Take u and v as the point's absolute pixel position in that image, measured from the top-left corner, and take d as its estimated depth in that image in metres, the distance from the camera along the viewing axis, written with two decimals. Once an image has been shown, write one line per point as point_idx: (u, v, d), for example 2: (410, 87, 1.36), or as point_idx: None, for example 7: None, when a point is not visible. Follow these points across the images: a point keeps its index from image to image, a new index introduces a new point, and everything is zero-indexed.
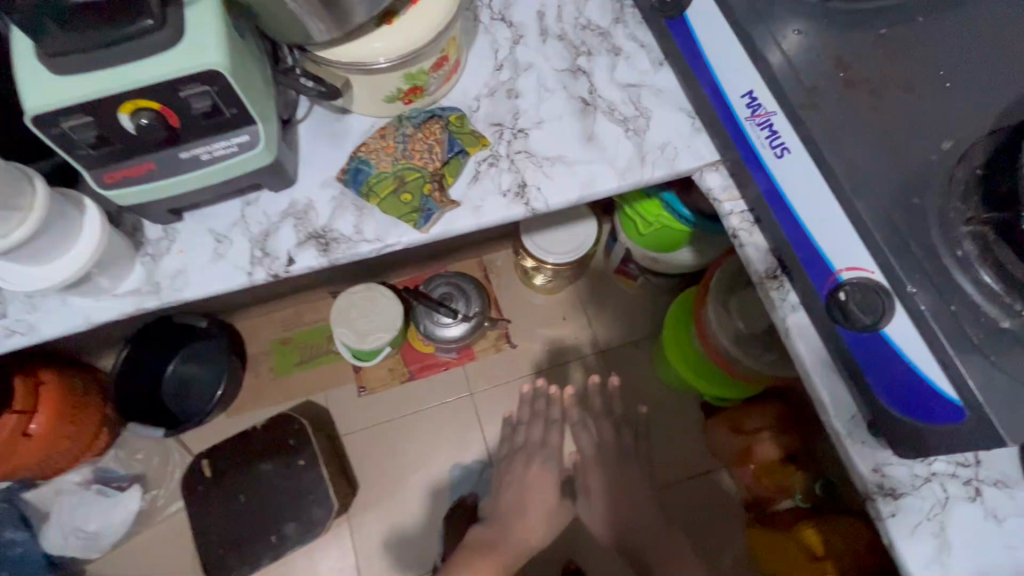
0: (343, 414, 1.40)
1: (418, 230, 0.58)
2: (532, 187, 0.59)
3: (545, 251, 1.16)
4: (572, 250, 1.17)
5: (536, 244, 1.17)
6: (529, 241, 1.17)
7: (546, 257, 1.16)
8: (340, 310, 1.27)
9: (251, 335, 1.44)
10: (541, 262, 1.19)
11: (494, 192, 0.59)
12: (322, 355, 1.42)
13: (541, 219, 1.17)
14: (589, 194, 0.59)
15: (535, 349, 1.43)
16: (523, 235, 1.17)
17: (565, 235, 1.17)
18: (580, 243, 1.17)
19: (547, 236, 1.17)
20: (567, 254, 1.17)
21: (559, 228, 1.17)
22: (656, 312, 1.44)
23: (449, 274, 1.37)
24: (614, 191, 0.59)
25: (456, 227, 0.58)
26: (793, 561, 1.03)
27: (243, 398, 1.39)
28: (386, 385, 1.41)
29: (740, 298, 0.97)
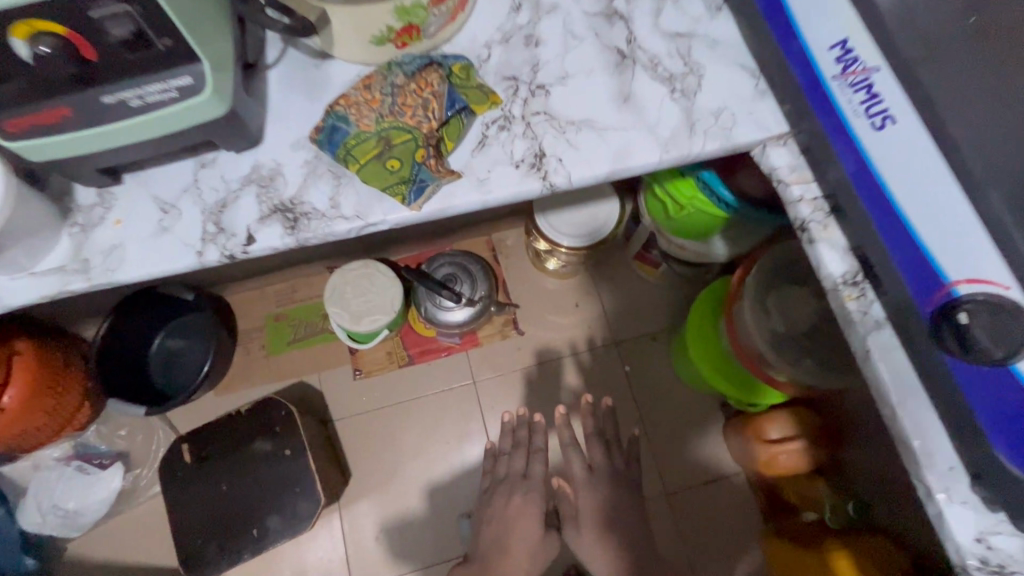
0: (339, 397, 1.32)
1: (406, 207, 0.47)
2: (552, 158, 0.47)
3: (559, 234, 1.06)
4: (590, 234, 1.05)
5: (549, 224, 1.06)
6: (542, 221, 1.06)
7: (560, 239, 1.05)
8: (334, 288, 1.17)
9: (243, 308, 1.35)
10: (554, 246, 1.08)
11: (505, 164, 0.48)
12: (317, 334, 1.34)
13: (557, 197, 1.05)
14: (623, 167, 0.47)
15: (544, 337, 1.33)
16: (536, 213, 1.06)
17: (582, 216, 1.06)
18: (600, 226, 1.05)
19: (563, 217, 1.06)
20: (584, 238, 1.05)
21: (577, 208, 1.06)
22: (676, 303, 1.33)
23: (454, 253, 1.26)
24: (653, 166, 0.48)
25: (456, 204, 0.47)
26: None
27: (232, 375, 1.32)
28: (383, 368, 1.32)
29: (780, 295, 0.87)
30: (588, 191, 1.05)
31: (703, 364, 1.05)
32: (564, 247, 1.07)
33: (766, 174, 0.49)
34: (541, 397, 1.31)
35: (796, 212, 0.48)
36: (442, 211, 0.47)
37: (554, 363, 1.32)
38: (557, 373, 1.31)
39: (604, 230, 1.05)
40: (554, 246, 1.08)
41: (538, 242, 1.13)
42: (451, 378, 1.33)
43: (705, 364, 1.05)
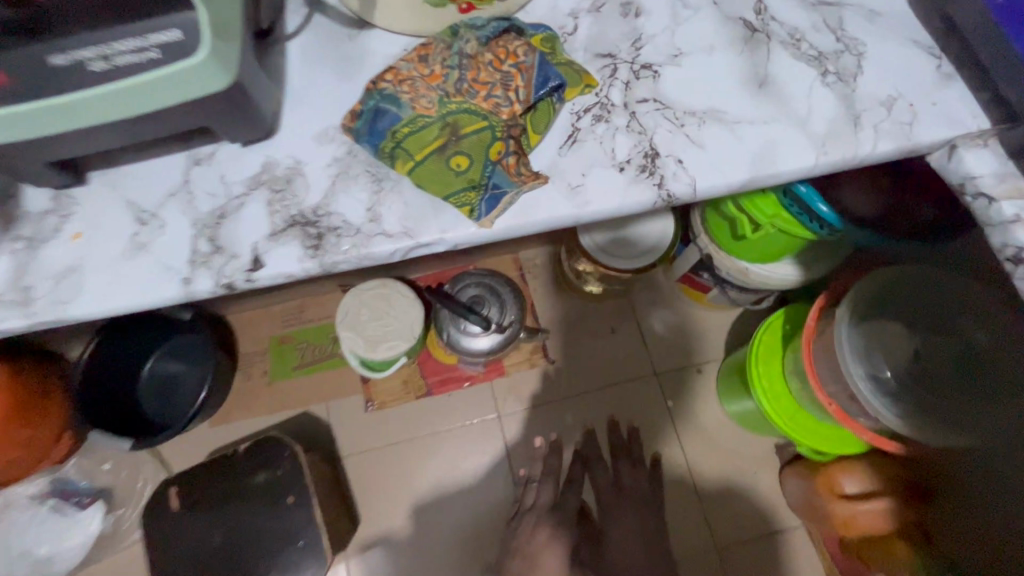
0: (348, 430, 1.18)
1: (483, 228, 0.41)
2: (668, 159, 0.42)
3: (606, 254, 0.93)
4: (641, 256, 0.92)
5: (594, 242, 0.93)
6: (586, 238, 0.93)
7: (606, 261, 0.92)
8: (347, 309, 1.05)
9: (245, 329, 1.23)
10: (599, 268, 0.95)
11: (608, 168, 0.41)
12: (326, 360, 1.21)
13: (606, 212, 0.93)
14: (740, 179, 0.41)
15: (577, 367, 1.21)
16: (581, 231, 0.93)
17: (634, 236, 0.93)
18: (653, 247, 0.93)
19: (611, 235, 0.93)
20: (635, 260, 0.93)
21: (629, 225, 0.93)
22: (721, 331, 1.22)
23: (480, 273, 1.13)
24: (772, 178, 0.42)
25: (550, 215, 0.40)
26: None
27: (230, 405, 1.19)
28: (398, 400, 1.19)
29: (877, 325, 0.73)
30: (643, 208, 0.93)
31: (770, 406, 0.89)
32: (612, 270, 0.94)
33: (962, 184, 0.45)
34: (571, 435, 1.18)
35: (1008, 236, 0.43)
36: (526, 227, 0.41)
37: (585, 397, 1.20)
38: (592, 407, 1.19)
39: (658, 251, 0.92)
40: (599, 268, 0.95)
41: (579, 262, 1.00)
42: (473, 411, 1.19)
43: (769, 406, 0.90)
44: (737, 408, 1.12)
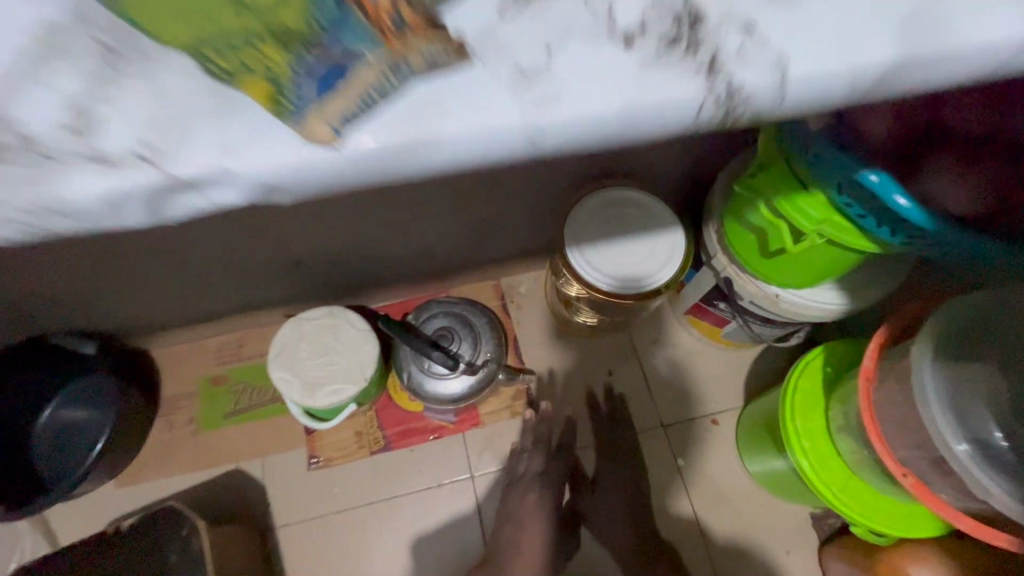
0: (286, 495, 0.96)
1: (338, 152, 0.23)
2: (725, 26, 0.24)
3: (602, 276, 0.73)
4: (646, 278, 0.73)
5: (587, 261, 0.74)
6: (576, 257, 0.74)
7: (599, 281, 0.73)
8: (282, 344, 0.85)
9: (171, 367, 1.03)
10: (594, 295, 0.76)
11: (602, 39, 0.24)
12: (265, 406, 1.01)
13: (599, 226, 0.75)
14: (868, 63, 0.24)
15: (569, 416, 1.01)
16: (567, 246, 0.74)
17: (636, 253, 0.75)
18: (661, 267, 0.74)
19: (607, 252, 0.74)
20: (639, 282, 0.74)
21: (628, 241, 0.75)
22: (738, 375, 1.03)
23: (450, 301, 0.94)
24: (936, 67, 0.24)
25: (513, 123, 0.23)
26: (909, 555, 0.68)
27: (141, 460, 0.97)
28: (348, 456, 0.97)
29: (973, 370, 0.53)
30: (643, 220, 0.76)
31: (816, 473, 0.70)
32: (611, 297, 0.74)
33: None
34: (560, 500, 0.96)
35: None
36: (450, 146, 0.23)
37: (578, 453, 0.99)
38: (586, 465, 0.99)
39: (667, 273, 0.74)
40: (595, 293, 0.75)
41: (569, 287, 0.81)
42: (441, 471, 0.97)
43: (814, 470, 0.70)
44: (765, 470, 0.91)
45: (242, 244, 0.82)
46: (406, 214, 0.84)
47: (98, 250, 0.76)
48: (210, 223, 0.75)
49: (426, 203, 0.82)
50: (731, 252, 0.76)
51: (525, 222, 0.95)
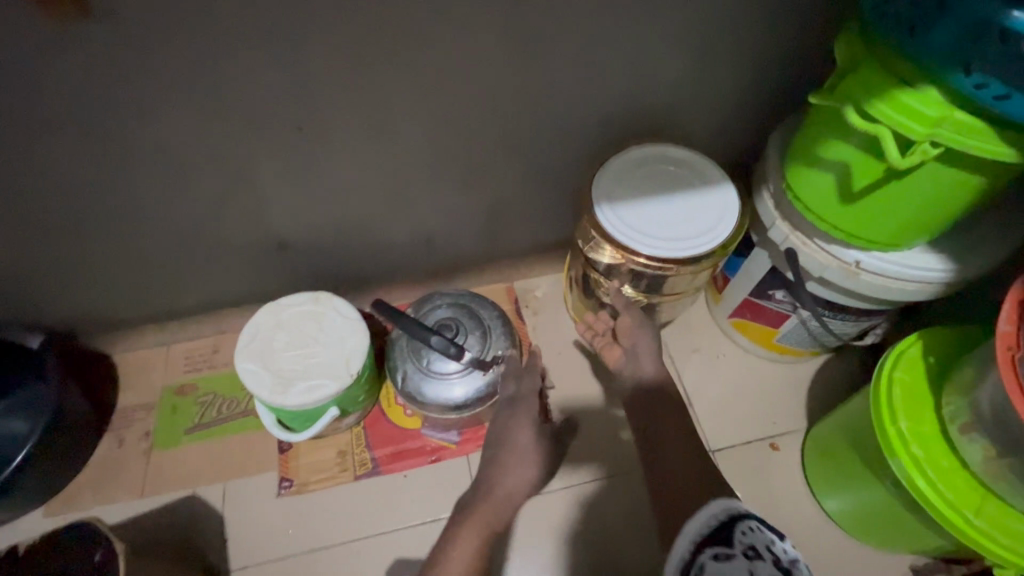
0: (248, 531, 0.78)
1: None
2: None
3: (642, 239, 0.61)
4: (698, 239, 0.61)
5: (622, 223, 0.62)
6: (608, 218, 0.62)
7: (637, 245, 0.61)
8: (254, 331, 0.71)
9: (132, 375, 0.88)
10: (635, 263, 0.63)
11: None
12: (233, 420, 0.85)
13: (633, 184, 0.64)
14: None
15: (594, 436, 0.84)
16: (597, 205, 0.62)
17: (679, 216, 0.63)
18: (714, 226, 0.62)
19: (645, 213, 0.63)
20: (689, 244, 0.61)
21: (669, 200, 0.64)
22: (798, 391, 0.86)
23: (457, 292, 0.81)
24: None
25: None
26: (961, 483, 0.53)
27: (78, 482, 0.81)
28: (326, 482, 0.80)
29: None
30: (686, 177, 0.64)
31: (945, 495, 0.52)
32: (657, 263, 0.62)
33: None
34: (587, 536, 0.78)
35: None
36: None
37: (608, 482, 0.81)
38: (618, 497, 0.80)
39: (721, 233, 0.62)
40: (637, 260, 0.62)
41: (602, 254, 0.68)
42: (439, 503, 0.79)
43: (941, 491, 0.53)
44: (853, 502, 0.73)
45: (216, 209, 0.72)
46: (404, 179, 0.74)
47: (54, 203, 0.66)
48: (179, 174, 0.66)
49: (428, 164, 0.73)
50: (794, 217, 0.62)
51: (541, 204, 0.84)
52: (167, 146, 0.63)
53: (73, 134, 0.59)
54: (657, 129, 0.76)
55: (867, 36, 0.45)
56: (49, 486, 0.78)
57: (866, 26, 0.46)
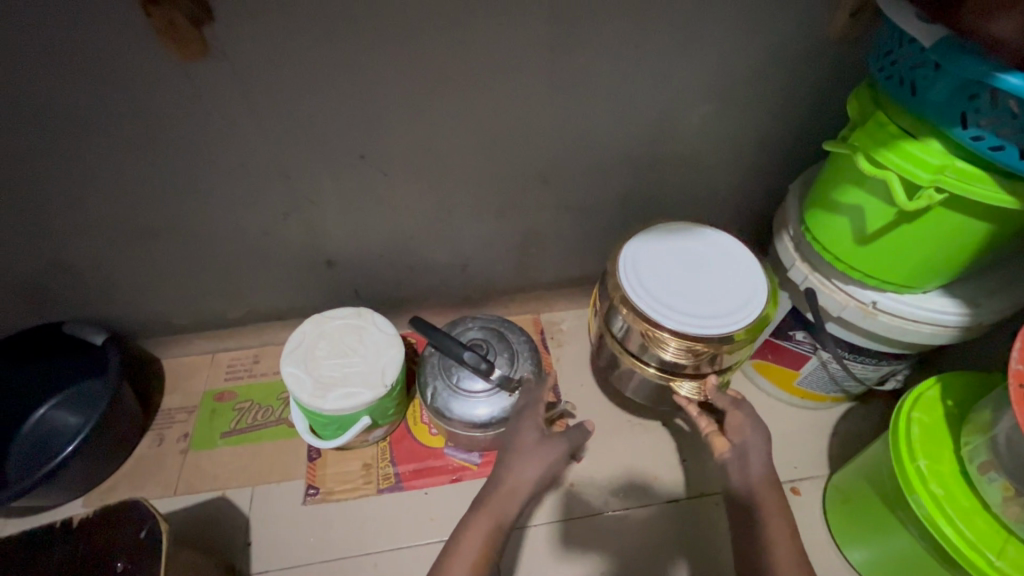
0: (275, 535, 0.80)
1: None
2: None
3: (667, 311, 0.65)
4: (747, 306, 0.66)
5: (680, 316, 0.65)
6: (667, 319, 0.65)
7: (662, 317, 0.65)
8: (300, 340, 0.76)
9: (178, 379, 0.94)
10: (704, 348, 0.66)
11: None
12: (267, 427, 0.89)
13: (664, 258, 0.69)
14: None
15: (615, 467, 0.85)
16: (627, 275, 0.68)
17: (707, 293, 0.67)
18: (740, 305, 0.66)
19: (692, 299, 0.66)
20: (718, 318, 0.65)
21: (701, 277, 0.68)
22: (821, 436, 0.86)
23: (488, 317, 0.86)
24: None
25: None
26: (983, 525, 0.53)
27: (117, 476, 0.85)
28: (351, 492, 0.83)
29: None
30: (699, 249, 0.70)
31: (965, 534, 0.53)
32: (707, 342, 0.65)
33: None
34: (604, 565, 0.78)
35: None
36: None
37: (628, 514, 0.82)
38: (637, 530, 0.81)
39: (749, 309, 0.66)
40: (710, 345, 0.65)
41: (665, 349, 0.67)
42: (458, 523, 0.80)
43: (962, 531, 0.53)
44: (880, 551, 0.71)
45: (278, 227, 0.80)
46: (450, 207, 0.81)
47: (143, 213, 0.75)
48: (251, 192, 0.75)
49: (473, 194, 0.79)
50: (812, 258, 0.66)
51: (572, 239, 0.89)
52: (245, 166, 0.71)
53: (171, 153, 0.68)
54: (684, 174, 0.82)
55: (878, 95, 0.52)
56: (94, 477, 0.83)
57: (877, 88, 0.52)
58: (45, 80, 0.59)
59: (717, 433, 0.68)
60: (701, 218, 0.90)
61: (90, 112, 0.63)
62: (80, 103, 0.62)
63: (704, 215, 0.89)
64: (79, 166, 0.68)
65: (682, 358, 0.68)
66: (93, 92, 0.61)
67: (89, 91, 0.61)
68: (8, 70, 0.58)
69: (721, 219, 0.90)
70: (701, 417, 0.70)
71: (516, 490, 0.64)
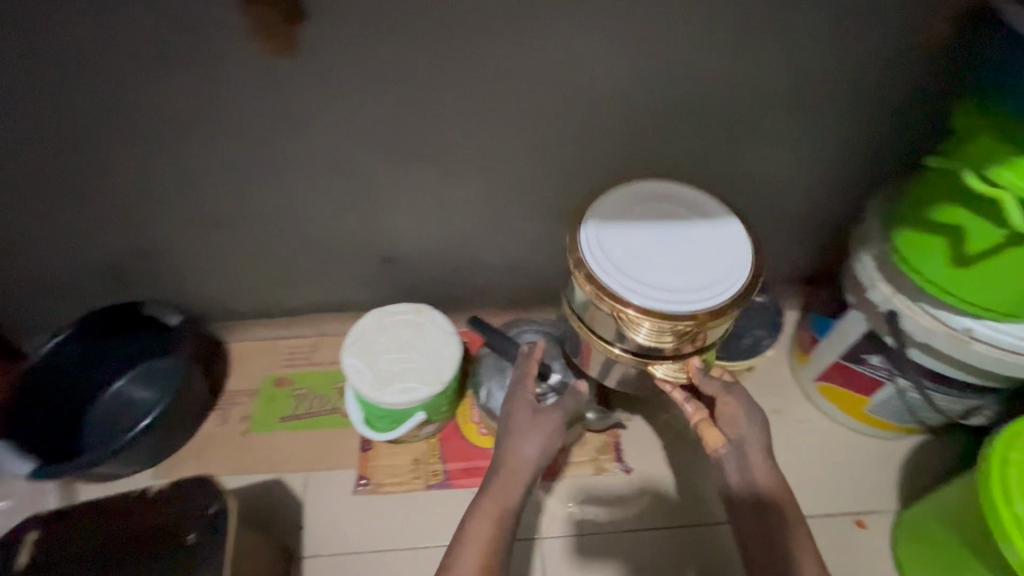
0: (326, 522, 0.82)
1: None
2: None
3: (633, 288, 0.58)
4: (724, 280, 0.59)
5: (648, 294, 0.58)
6: (632, 296, 0.58)
7: (627, 294, 0.58)
8: (361, 332, 0.78)
9: (241, 362, 0.98)
10: (679, 328, 0.59)
11: None
12: (322, 415, 0.92)
13: (630, 228, 0.62)
14: None
15: (666, 482, 0.83)
16: (589, 248, 0.61)
17: (680, 266, 0.60)
18: (716, 278, 0.59)
19: (663, 275, 0.59)
20: (692, 295, 0.58)
21: (674, 249, 0.61)
22: (888, 467, 0.81)
23: (543, 321, 0.86)
24: None
25: None
26: None
27: (183, 451, 0.89)
28: (399, 485, 0.84)
29: None
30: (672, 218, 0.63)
31: None
32: (681, 320, 0.58)
33: None
34: None
35: None
36: None
37: (677, 531, 0.79)
38: (687, 549, 0.78)
39: (727, 283, 0.59)
40: (681, 323, 0.59)
41: (636, 330, 0.60)
42: None
43: None
44: None
45: (345, 220, 0.82)
46: (513, 207, 0.80)
47: (222, 201, 0.79)
48: (323, 185, 0.77)
49: (537, 195, 0.79)
50: (897, 279, 0.62)
51: None
52: (320, 160, 0.74)
53: (254, 144, 0.71)
54: (758, 183, 0.78)
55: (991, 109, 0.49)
56: (163, 450, 0.87)
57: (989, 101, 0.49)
58: (149, 71, 0.63)
59: (708, 423, 0.62)
60: (771, 230, 0.86)
61: (186, 103, 0.67)
62: (178, 93, 0.66)
63: (773, 226, 0.85)
64: (171, 153, 0.72)
65: (657, 339, 0.61)
66: (190, 84, 0.65)
67: (187, 83, 0.65)
68: (118, 62, 0.62)
69: (791, 231, 0.86)
70: (686, 403, 0.64)
71: (518, 470, 0.61)
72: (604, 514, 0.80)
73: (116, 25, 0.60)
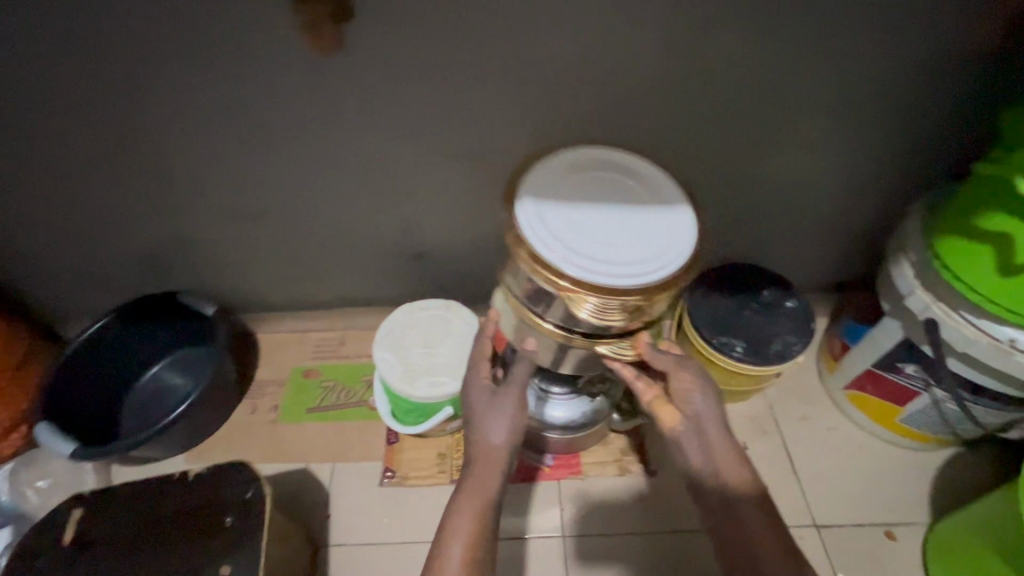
0: (350, 512, 0.84)
1: None
2: None
3: (572, 258, 0.53)
4: (667, 252, 0.55)
5: (589, 266, 0.53)
6: (570, 267, 0.53)
7: (565, 265, 0.53)
8: (391, 327, 0.79)
9: (270, 354, 1.00)
10: (620, 303, 0.54)
11: None
12: (349, 408, 0.93)
13: (567, 197, 0.57)
14: None
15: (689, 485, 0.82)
16: (529, 217, 0.55)
17: (621, 238, 0.55)
18: (661, 252, 0.55)
19: (605, 246, 0.54)
20: (636, 268, 0.54)
21: (612, 220, 0.57)
22: (919, 479, 0.80)
23: None
24: None
25: None
26: None
27: (214, 438, 0.92)
28: (423, 479, 0.85)
29: None
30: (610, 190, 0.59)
31: None
32: (627, 295, 0.53)
33: None
34: None
35: None
36: None
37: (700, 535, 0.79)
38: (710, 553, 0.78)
39: (672, 256, 0.55)
40: (627, 298, 0.54)
41: (580, 307, 0.55)
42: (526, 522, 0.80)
43: None
44: None
45: (377, 215, 0.83)
46: None
47: (260, 195, 0.80)
48: (358, 181, 0.78)
49: None
50: (935, 286, 0.61)
51: None
52: (356, 156, 0.75)
53: (293, 140, 0.73)
54: (791, 187, 0.78)
55: None
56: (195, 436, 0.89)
57: None
58: (197, 68, 0.65)
59: (662, 401, 0.61)
60: (803, 235, 0.85)
61: (230, 99, 0.69)
62: (223, 90, 0.68)
63: (804, 231, 0.84)
64: (212, 148, 0.74)
65: (602, 317, 0.56)
66: (235, 80, 0.67)
67: (232, 79, 0.67)
68: (168, 59, 0.65)
69: (823, 237, 0.85)
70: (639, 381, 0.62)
71: (491, 456, 0.59)
72: (626, 515, 0.80)
73: (167, 23, 0.62)
